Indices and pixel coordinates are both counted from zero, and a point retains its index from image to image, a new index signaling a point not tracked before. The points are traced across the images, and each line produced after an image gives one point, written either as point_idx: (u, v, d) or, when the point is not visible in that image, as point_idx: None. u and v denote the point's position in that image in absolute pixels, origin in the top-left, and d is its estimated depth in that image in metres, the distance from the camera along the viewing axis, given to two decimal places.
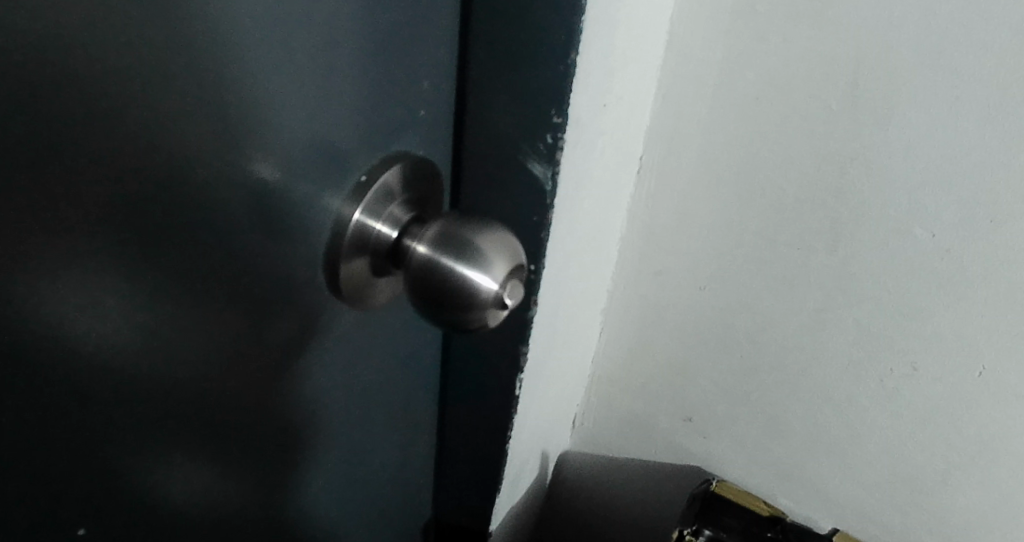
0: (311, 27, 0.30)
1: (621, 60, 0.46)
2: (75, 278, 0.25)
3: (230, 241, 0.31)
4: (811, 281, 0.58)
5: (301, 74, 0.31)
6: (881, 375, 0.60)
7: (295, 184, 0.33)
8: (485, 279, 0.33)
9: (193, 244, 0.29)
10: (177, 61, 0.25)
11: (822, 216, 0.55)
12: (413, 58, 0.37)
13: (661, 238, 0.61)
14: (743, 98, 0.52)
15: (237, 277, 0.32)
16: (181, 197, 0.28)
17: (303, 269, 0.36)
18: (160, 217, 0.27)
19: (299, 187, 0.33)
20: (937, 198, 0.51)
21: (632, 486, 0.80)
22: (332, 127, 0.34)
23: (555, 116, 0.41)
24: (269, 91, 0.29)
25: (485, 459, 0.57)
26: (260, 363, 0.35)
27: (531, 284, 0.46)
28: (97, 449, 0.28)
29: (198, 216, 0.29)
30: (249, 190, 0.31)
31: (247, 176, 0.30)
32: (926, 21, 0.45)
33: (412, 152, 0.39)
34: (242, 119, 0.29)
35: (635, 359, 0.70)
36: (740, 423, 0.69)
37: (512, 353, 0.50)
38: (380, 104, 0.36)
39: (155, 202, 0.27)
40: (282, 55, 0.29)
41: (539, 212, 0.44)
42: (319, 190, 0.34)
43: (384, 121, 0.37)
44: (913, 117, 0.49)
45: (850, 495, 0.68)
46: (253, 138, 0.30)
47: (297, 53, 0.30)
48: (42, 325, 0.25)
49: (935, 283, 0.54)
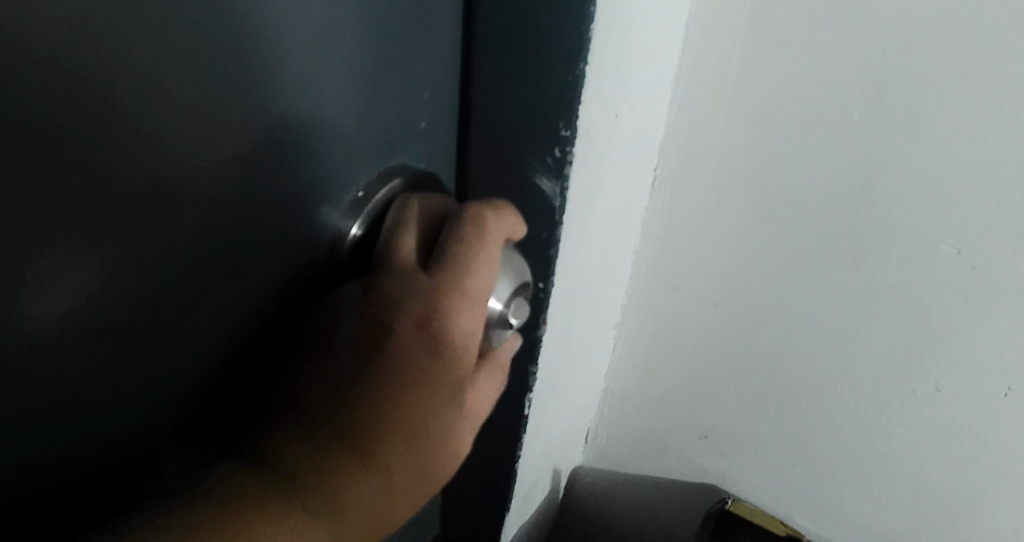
0: (319, 36, 0.31)
1: (633, 69, 0.44)
2: (82, 273, 0.26)
3: (247, 232, 0.31)
4: (833, 296, 0.56)
5: (308, 80, 0.31)
6: (904, 395, 0.58)
7: (297, 190, 0.33)
8: (492, 298, 0.35)
9: (207, 230, 0.30)
10: (173, 68, 0.26)
11: (843, 229, 0.53)
12: (417, 69, 0.37)
13: (676, 251, 0.59)
14: (764, 107, 0.51)
15: (243, 277, 0.32)
16: (187, 207, 0.28)
17: (310, 271, 0.36)
18: (174, 201, 0.28)
19: (301, 193, 0.33)
20: (963, 213, 0.49)
21: (643, 512, 0.78)
22: (335, 138, 0.34)
23: (563, 129, 0.38)
24: (271, 96, 0.30)
25: (494, 478, 0.56)
26: (273, 346, 0.36)
27: (540, 303, 0.45)
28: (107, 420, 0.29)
29: (205, 223, 0.29)
30: (261, 183, 0.31)
31: (260, 174, 0.31)
32: (954, 27, 0.44)
33: (416, 166, 0.39)
34: (248, 122, 0.29)
35: (650, 375, 0.68)
36: (759, 442, 0.67)
37: (521, 372, 0.48)
38: (382, 117, 0.36)
39: (168, 188, 0.27)
40: (292, 58, 0.30)
41: (548, 228, 0.42)
42: (317, 200, 0.34)
43: (385, 135, 0.37)
44: (940, 128, 0.47)
45: (871, 517, 0.66)
46: (269, 134, 0.30)
47: (304, 59, 0.31)
48: (46, 317, 0.25)
49: (961, 301, 0.52)
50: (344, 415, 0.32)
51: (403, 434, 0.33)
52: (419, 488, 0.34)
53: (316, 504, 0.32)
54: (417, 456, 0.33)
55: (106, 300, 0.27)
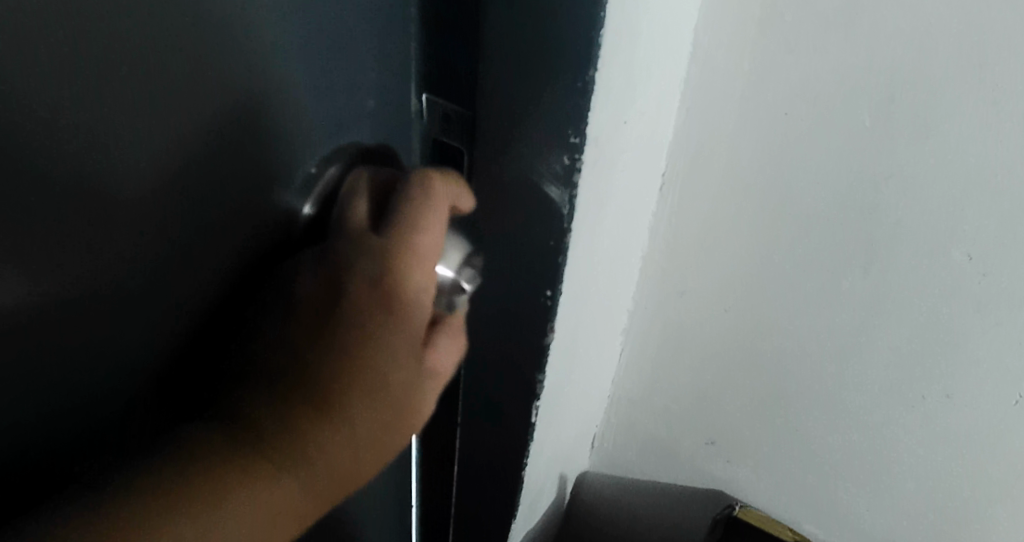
0: (267, 17, 0.33)
1: (643, 75, 0.44)
2: (35, 244, 0.28)
3: (212, 203, 0.35)
4: (842, 302, 0.55)
5: (259, 58, 0.34)
6: (914, 401, 0.57)
7: (254, 163, 0.36)
8: (443, 267, 0.40)
9: (171, 206, 0.33)
10: (110, 83, 0.29)
11: (852, 236, 0.52)
12: (365, 54, 0.39)
13: (685, 257, 0.59)
14: (774, 111, 0.50)
15: (213, 246, 0.36)
16: (130, 209, 0.31)
17: (273, 238, 0.39)
18: (132, 182, 0.31)
19: (257, 166, 0.36)
20: (975, 219, 0.48)
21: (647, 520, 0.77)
22: (286, 115, 0.36)
23: (572, 136, 0.38)
24: (214, 71, 0.32)
25: (501, 486, 0.55)
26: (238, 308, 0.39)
27: (547, 310, 0.44)
28: (67, 384, 0.32)
29: (153, 219, 0.32)
30: (219, 154, 0.34)
31: (219, 147, 0.34)
32: (967, 31, 0.43)
33: (363, 143, 0.41)
34: (200, 101, 0.32)
35: (657, 380, 0.67)
36: (767, 450, 0.66)
37: (528, 380, 0.48)
38: (327, 95, 0.38)
39: (125, 166, 0.30)
40: (244, 37, 0.33)
41: (556, 236, 0.41)
42: (275, 176, 0.37)
43: (333, 114, 0.39)
44: (951, 133, 0.46)
45: (880, 523, 0.65)
46: (221, 107, 0.33)
47: (253, 38, 0.33)
48: (2, 286, 0.28)
49: (972, 307, 0.51)
50: (315, 378, 0.36)
51: (362, 395, 0.37)
52: (379, 449, 0.39)
53: (287, 467, 0.36)
54: (374, 412, 0.37)
55: (66, 272, 0.30)
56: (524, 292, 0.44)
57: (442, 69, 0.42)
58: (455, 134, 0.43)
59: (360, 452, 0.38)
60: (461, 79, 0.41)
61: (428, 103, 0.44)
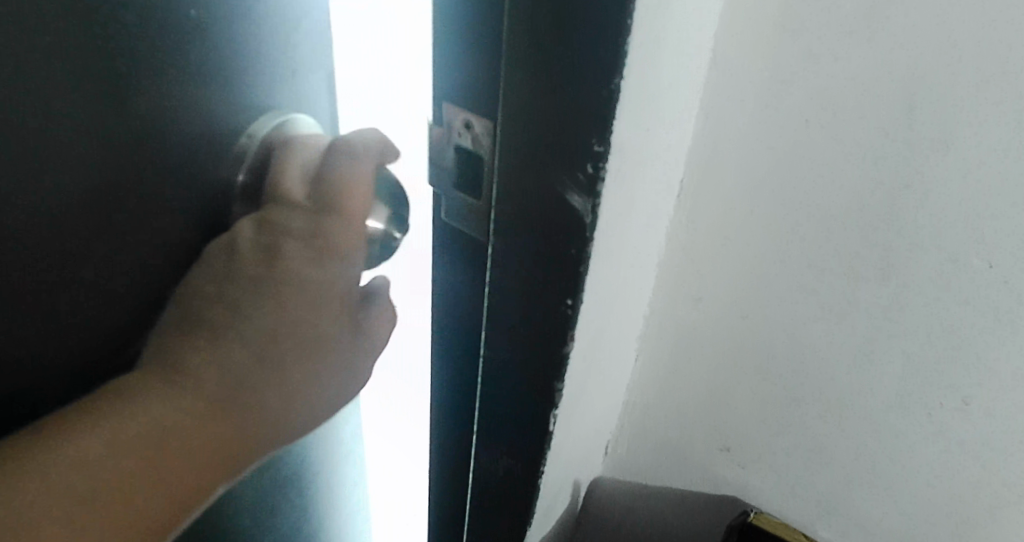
0: (222, 40, 0.52)
1: (665, 84, 0.44)
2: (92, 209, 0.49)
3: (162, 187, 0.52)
4: (859, 310, 0.55)
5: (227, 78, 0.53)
6: (930, 408, 0.57)
7: (225, 152, 0.55)
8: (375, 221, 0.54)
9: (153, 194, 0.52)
10: (81, 105, 0.46)
11: (869, 244, 0.52)
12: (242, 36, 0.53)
13: (701, 264, 0.59)
14: (793, 118, 0.50)
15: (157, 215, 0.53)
16: (79, 190, 0.48)
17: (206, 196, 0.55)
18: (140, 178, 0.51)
19: (222, 150, 0.55)
20: (994, 227, 0.48)
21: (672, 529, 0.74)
22: (227, 114, 0.54)
23: (595, 145, 0.38)
24: (176, 86, 0.50)
25: (517, 493, 0.55)
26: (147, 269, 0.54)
27: (567, 320, 0.44)
28: (66, 290, 0.50)
29: (133, 202, 0.51)
30: (186, 147, 0.52)
31: (166, 140, 0.51)
32: (990, 38, 0.43)
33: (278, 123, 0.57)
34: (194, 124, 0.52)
35: (671, 386, 0.68)
36: (782, 456, 0.66)
37: (546, 388, 0.48)
38: (252, 89, 0.55)
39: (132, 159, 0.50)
40: (196, 57, 0.50)
41: (577, 244, 0.41)
42: (214, 156, 0.54)
43: (238, 100, 0.54)
44: (973, 140, 0.46)
45: (894, 528, 0.65)
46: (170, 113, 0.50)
47: (193, 55, 0.50)
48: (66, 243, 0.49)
49: (990, 315, 0.51)
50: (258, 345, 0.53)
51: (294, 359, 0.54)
52: (351, 367, 0.58)
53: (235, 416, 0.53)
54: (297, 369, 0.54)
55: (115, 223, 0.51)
56: (545, 301, 0.44)
57: (466, 77, 0.41)
58: (479, 142, 0.42)
59: (313, 372, 0.56)
60: (486, 86, 0.41)
61: (450, 112, 0.43)
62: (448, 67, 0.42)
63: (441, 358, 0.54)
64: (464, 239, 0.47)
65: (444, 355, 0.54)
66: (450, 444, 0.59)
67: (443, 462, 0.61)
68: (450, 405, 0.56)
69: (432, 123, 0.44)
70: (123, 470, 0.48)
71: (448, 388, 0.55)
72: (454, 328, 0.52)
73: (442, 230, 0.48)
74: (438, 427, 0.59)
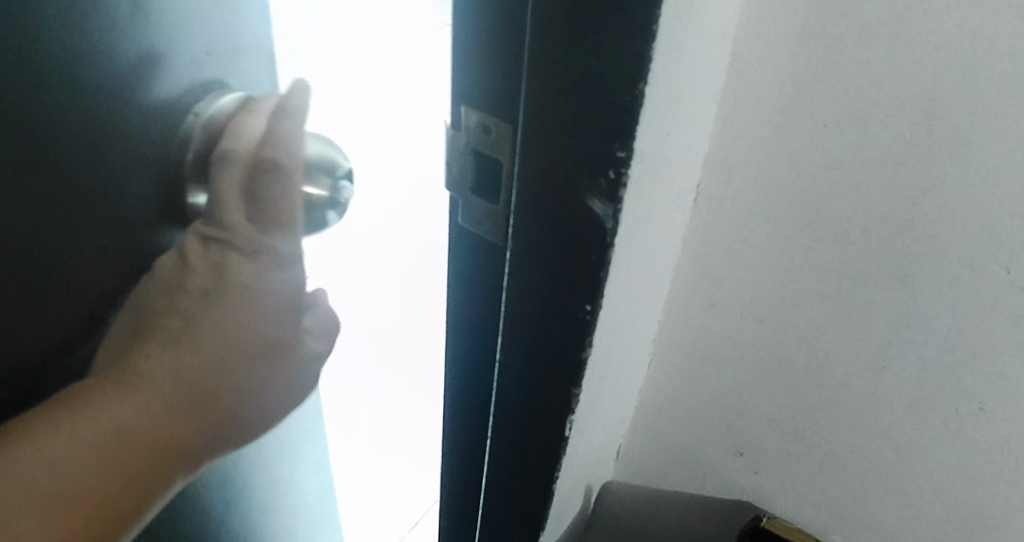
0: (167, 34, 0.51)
1: (685, 89, 0.44)
2: (84, 221, 0.51)
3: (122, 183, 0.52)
4: (874, 317, 0.55)
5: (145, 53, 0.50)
6: (945, 415, 0.57)
7: (154, 131, 0.53)
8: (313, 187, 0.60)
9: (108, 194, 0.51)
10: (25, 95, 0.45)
11: (886, 250, 0.52)
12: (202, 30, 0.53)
13: (716, 269, 0.59)
14: (812, 124, 0.50)
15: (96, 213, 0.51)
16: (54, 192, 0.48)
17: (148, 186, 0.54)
18: (89, 175, 0.49)
19: (158, 131, 0.53)
20: (1014, 233, 0.48)
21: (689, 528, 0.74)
22: (147, 91, 0.51)
23: (619, 150, 0.37)
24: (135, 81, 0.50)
25: (532, 498, 0.55)
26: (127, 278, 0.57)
27: (586, 326, 0.44)
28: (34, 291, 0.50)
29: (139, 207, 0.54)
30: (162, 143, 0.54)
31: (103, 131, 0.49)
32: (1014, 44, 0.42)
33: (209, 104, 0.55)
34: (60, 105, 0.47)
35: (684, 389, 0.68)
36: (793, 459, 0.66)
37: (563, 393, 0.48)
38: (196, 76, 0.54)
39: (80, 161, 0.49)
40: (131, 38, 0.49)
41: (598, 250, 0.41)
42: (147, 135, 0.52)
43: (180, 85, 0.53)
44: (994, 147, 0.45)
45: (907, 535, 0.65)
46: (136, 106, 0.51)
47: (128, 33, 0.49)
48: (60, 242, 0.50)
49: (1008, 322, 0.51)
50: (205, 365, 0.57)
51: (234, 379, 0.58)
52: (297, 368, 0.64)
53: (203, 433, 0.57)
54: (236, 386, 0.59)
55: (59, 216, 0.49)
56: (563, 307, 0.44)
57: (485, 80, 0.41)
58: (498, 147, 0.42)
59: (245, 387, 0.60)
60: (506, 90, 0.40)
61: (468, 116, 0.42)
62: (466, 69, 0.41)
63: (453, 363, 0.54)
64: (479, 243, 0.47)
65: (457, 360, 0.53)
66: (461, 449, 0.58)
67: (453, 467, 0.61)
68: (463, 410, 0.56)
69: (448, 127, 0.44)
70: (104, 472, 0.51)
71: (461, 392, 0.55)
72: (469, 333, 0.51)
73: (456, 234, 0.47)
74: (449, 431, 0.59)
